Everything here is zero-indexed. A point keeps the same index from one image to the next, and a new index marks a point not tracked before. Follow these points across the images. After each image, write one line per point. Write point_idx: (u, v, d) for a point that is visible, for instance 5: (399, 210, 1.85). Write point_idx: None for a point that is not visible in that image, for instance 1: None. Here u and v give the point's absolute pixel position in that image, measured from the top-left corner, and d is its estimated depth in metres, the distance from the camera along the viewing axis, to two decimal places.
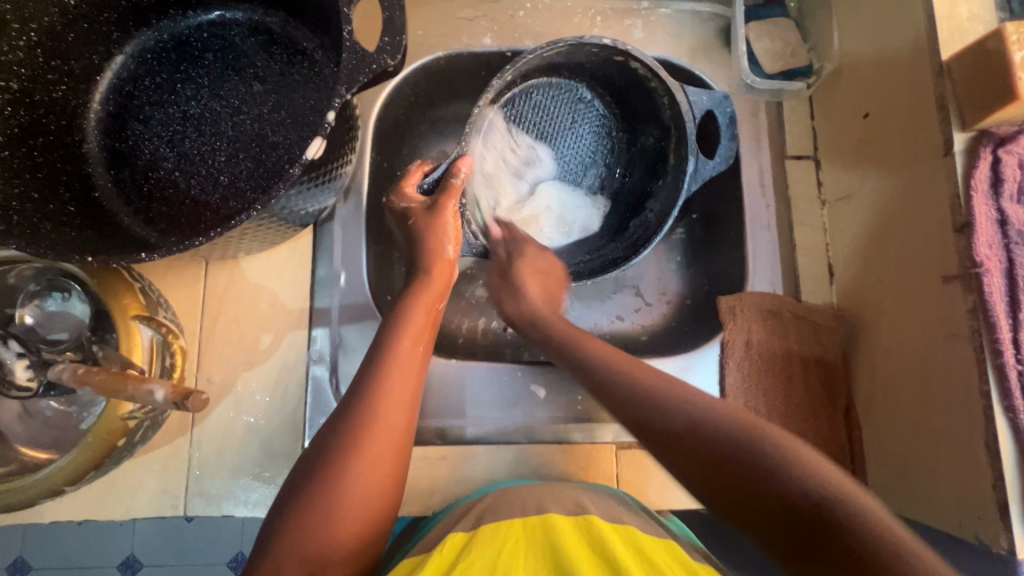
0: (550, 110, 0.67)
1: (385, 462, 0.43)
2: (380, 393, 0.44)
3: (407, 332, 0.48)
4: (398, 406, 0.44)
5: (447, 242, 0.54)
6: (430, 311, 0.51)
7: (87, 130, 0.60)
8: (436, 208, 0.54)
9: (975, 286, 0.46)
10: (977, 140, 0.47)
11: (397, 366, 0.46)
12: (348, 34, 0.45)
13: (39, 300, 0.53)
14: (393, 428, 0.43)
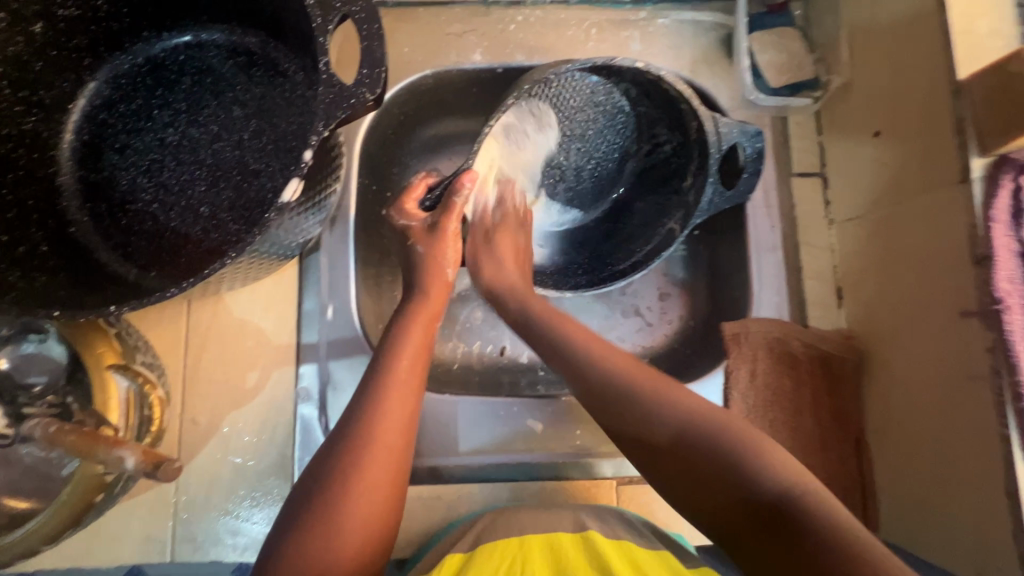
0: (573, 108, 0.61)
1: (381, 487, 0.40)
2: (377, 416, 0.42)
3: (406, 353, 0.46)
4: (394, 429, 0.42)
5: (447, 265, 0.52)
6: (427, 331, 0.49)
7: (62, 161, 0.58)
8: (437, 230, 0.52)
9: (994, 323, 0.43)
10: (997, 166, 0.44)
11: (394, 390, 0.44)
12: (323, 65, 0.42)
13: (14, 344, 0.51)
14: (389, 454, 0.41)
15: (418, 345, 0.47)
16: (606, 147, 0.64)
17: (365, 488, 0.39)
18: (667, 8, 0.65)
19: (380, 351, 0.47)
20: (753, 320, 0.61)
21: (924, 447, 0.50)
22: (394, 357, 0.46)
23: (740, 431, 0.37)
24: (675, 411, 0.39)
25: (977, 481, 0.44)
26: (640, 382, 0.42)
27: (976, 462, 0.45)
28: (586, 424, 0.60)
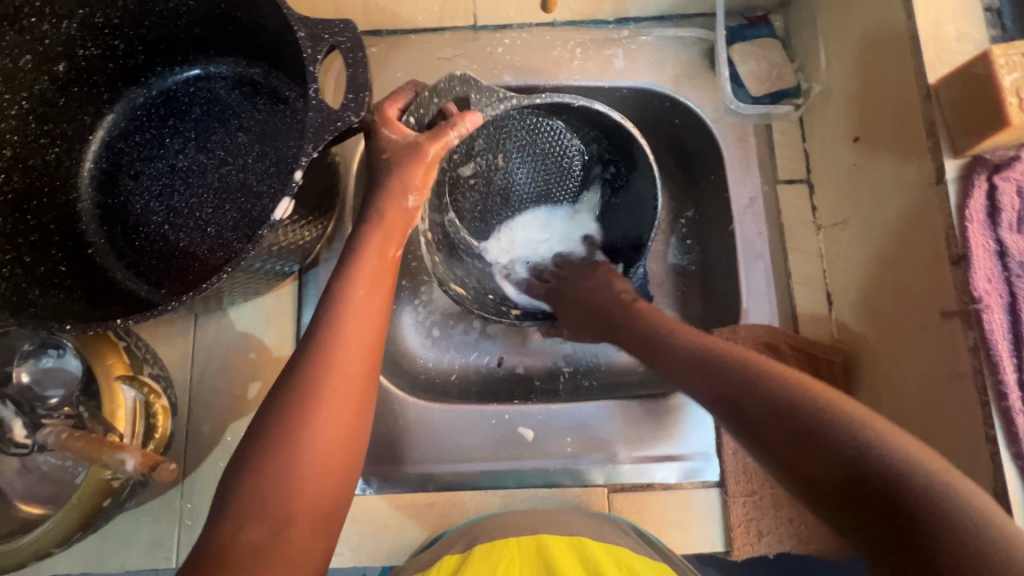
0: (526, 162, 0.65)
1: (343, 424, 0.39)
2: (335, 346, 0.41)
3: (364, 275, 0.44)
4: (355, 355, 0.41)
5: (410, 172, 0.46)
6: (383, 251, 0.46)
7: (82, 188, 0.62)
8: (411, 152, 0.46)
9: (974, 322, 0.43)
10: (971, 167, 0.45)
11: (359, 316, 0.42)
12: (313, 92, 0.45)
13: (34, 359, 0.55)
14: (351, 379, 0.40)
15: (385, 244, 0.46)
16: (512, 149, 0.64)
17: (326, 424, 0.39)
18: (649, 26, 0.67)
19: (334, 281, 0.44)
20: (743, 325, 0.61)
21: None
22: (354, 281, 0.43)
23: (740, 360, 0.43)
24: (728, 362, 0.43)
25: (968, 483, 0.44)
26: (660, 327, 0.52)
27: (966, 465, 0.44)
28: (578, 431, 0.60)
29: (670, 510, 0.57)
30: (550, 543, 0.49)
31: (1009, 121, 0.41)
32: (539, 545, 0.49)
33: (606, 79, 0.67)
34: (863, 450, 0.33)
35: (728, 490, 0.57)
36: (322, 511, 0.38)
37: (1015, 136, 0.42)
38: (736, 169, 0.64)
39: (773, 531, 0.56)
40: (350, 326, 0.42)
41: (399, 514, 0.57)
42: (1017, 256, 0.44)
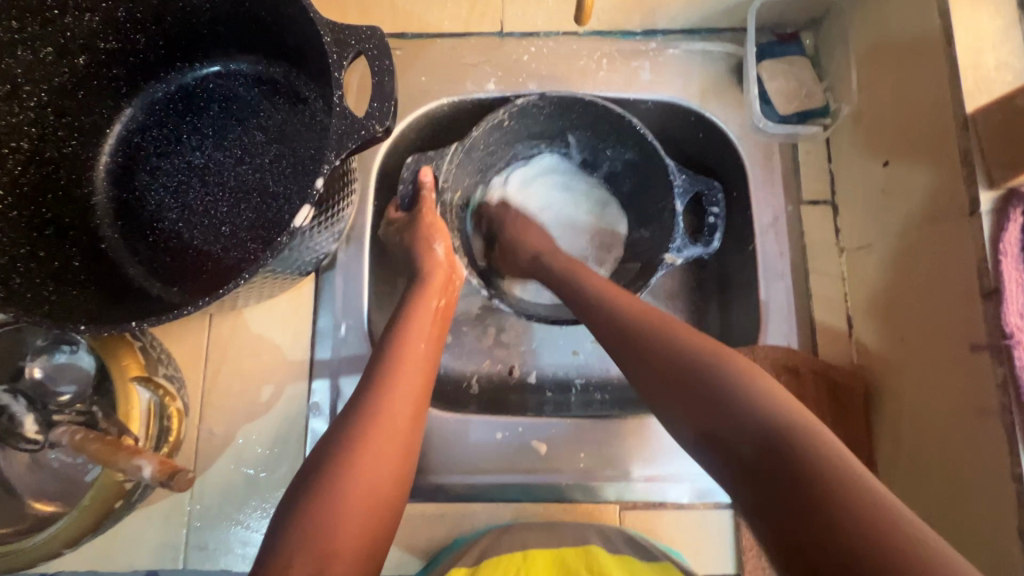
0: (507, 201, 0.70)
1: (391, 460, 0.41)
2: (387, 386, 0.44)
3: (415, 328, 0.50)
4: (404, 398, 0.44)
5: (435, 243, 0.56)
6: (430, 308, 0.52)
7: (97, 182, 0.61)
8: (416, 220, 0.58)
9: (1004, 358, 0.42)
10: (1007, 200, 0.44)
11: (408, 360, 0.47)
12: (337, 99, 0.45)
13: (48, 355, 0.55)
14: (400, 416, 0.43)
15: (430, 302, 0.53)
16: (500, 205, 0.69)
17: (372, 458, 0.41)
18: (677, 38, 0.67)
19: (387, 334, 0.49)
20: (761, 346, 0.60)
21: (936, 482, 0.49)
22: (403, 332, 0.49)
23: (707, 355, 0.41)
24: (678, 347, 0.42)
25: (989, 519, 0.43)
26: (662, 331, 0.45)
27: (989, 501, 0.43)
28: (592, 447, 0.59)
29: (681, 531, 0.57)
30: (570, 558, 0.50)
31: None
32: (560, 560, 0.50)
33: (632, 91, 0.66)
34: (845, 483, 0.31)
35: (740, 513, 0.56)
36: (368, 547, 0.39)
37: None
38: (760, 187, 0.64)
39: None
40: (403, 373, 0.46)
41: (409, 525, 0.57)
42: None
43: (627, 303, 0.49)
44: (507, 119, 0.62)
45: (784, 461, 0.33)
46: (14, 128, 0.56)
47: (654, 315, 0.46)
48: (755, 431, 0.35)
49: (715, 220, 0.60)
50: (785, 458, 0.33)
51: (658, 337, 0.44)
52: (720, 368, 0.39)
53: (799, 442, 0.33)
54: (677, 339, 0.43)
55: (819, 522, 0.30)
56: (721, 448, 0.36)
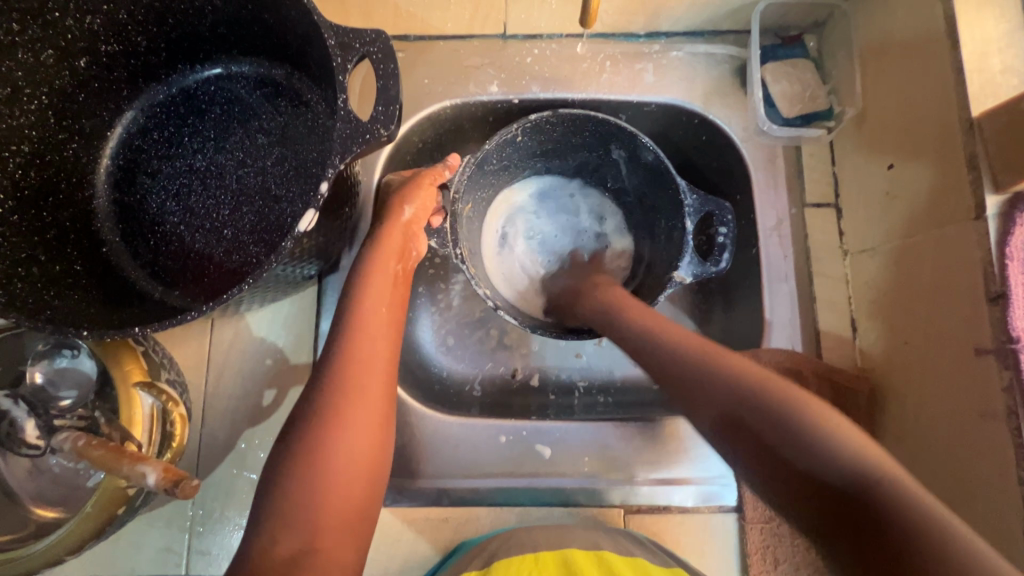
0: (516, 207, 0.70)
1: (367, 433, 0.43)
2: (354, 365, 0.45)
3: (375, 297, 0.49)
4: (370, 375, 0.45)
5: (407, 207, 0.53)
6: (390, 271, 0.51)
7: (98, 185, 0.61)
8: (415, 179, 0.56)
9: (1011, 362, 0.42)
10: (1012, 204, 0.44)
11: (371, 333, 0.47)
12: (343, 103, 0.44)
13: (48, 359, 0.54)
14: (373, 391, 0.44)
15: (391, 267, 0.51)
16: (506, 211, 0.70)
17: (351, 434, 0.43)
18: (680, 41, 0.67)
19: (346, 303, 0.49)
20: (765, 349, 0.60)
21: (940, 486, 0.49)
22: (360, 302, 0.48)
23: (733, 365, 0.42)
24: (707, 369, 0.43)
25: (995, 524, 0.44)
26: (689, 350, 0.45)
27: (996, 506, 0.43)
28: (596, 450, 0.59)
29: (685, 535, 0.57)
30: (575, 559, 0.49)
31: None
32: (564, 563, 0.49)
33: (636, 93, 0.66)
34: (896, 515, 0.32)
35: (745, 517, 0.56)
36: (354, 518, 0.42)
37: None
38: (763, 190, 0.64)
39: (789, 561, 0.56)
40: (366, 347, 0.46)
41: (412, 529, 0.56)
42: None
43: (655, 332, 0.49)
44: (519, 136, 0.61)
45: (839, 491, 0.34)
46: (15, 131, 0.55)
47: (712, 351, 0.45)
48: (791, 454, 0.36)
49: (725, 239, 0.58)
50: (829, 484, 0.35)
51: (711, 381, 0.42)
52: (812, 425, 0.36)
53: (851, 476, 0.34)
54: (734, 371, 0.42)
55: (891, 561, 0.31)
56: (779, 490, 0.37)
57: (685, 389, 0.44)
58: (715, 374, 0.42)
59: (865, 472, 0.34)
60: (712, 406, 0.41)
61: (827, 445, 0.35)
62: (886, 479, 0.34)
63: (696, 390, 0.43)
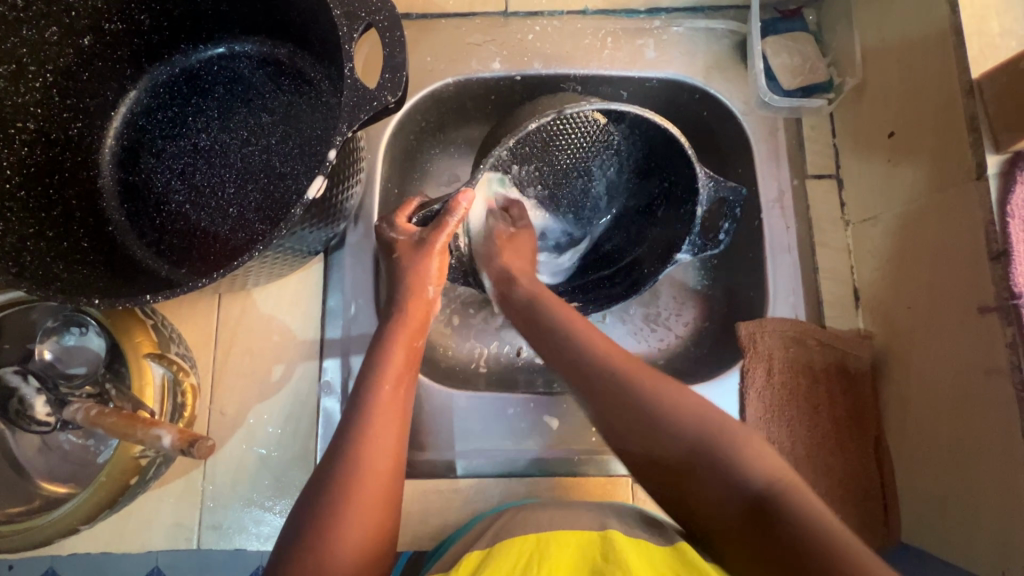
0: (557, 143, 0.62)
1: (375, 516, 0.42)
2: (361, 449, 0.43)
3: (390, 373, 0.47)
4: (385, 449, 0.44)
5: (429, 282, 0.52)
6: (409, 349, 0.50)
7: (103, 165, 0.61)
8: (427, 245, 0.52)
9: (1013, 318, 0.43)
10: (1012, 163, 0.45)
11: (384, 411, 0.45)
12: (349, 71, 0.45)
13: (57, 336, 0.54)
14: (382, 472, 0.43)
15: (410, 342, 0.50)
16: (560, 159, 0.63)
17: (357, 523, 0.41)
18: (681, 16, 0.67)
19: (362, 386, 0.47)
20: (769, 318, 0.61)
21: (945, 447, 0.49)
22: (378, 381, 0.46)
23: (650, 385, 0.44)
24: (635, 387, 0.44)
25: (1000, 480, 0.44)
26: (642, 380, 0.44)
27: (1001, 463, 0.44)
28: None
29: None
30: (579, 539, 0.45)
31: None
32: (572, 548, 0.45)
33: (637, 69, 0.66)
34: (805, 522, 0.36)
35: None
36: None
37: None
38: (765, 163, 0.64)
39: None
40: (380, 436, 0.44)
41: (422, 501, 0.57)
42: None
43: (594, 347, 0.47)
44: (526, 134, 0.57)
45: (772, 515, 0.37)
46: (21, 108, 0.55)
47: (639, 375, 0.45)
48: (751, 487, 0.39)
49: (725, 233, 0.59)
50: (773, 515, 0.37)
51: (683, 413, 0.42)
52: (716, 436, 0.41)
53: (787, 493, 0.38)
54: (672, 404, 0.43)
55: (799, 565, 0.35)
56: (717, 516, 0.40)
57: (649, 421, 0.43)
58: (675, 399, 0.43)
59: (794, 505, 0.37)
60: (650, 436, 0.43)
61: (754, 475, 0.39)
62: (789, 500, 0.38)
63: (658, 420, 0.43)
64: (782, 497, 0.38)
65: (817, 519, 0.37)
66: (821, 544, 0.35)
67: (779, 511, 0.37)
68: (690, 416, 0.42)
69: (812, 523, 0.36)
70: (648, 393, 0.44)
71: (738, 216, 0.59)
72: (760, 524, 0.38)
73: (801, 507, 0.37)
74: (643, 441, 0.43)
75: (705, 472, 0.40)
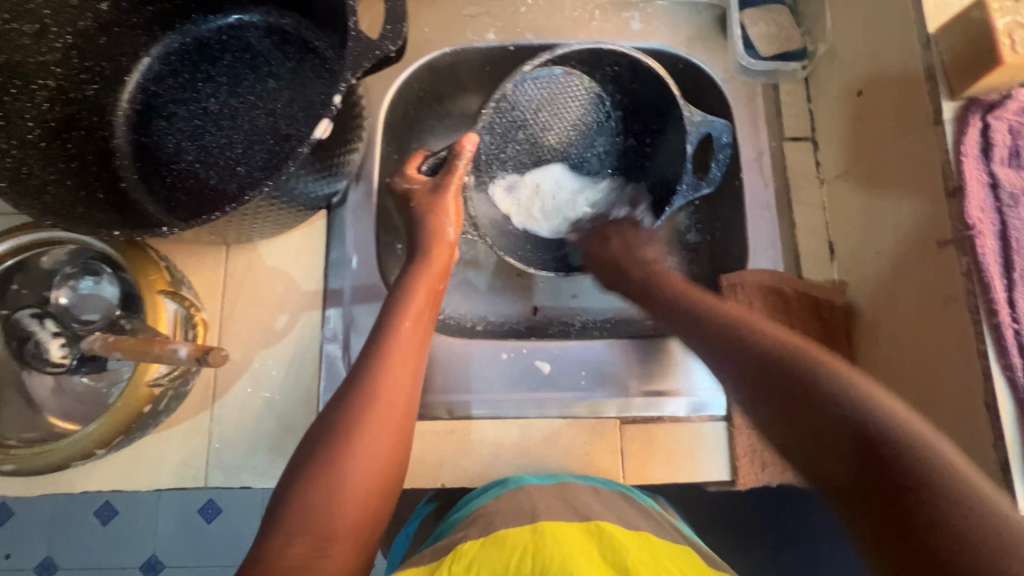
0: (543, 112, 0.70)
1: (389, 440, 0.45)
2: (381, 375, 0.46)
3: (410, 311, 0.52)
4: (406, 373, 0.48)
5: (448, 223, 0.58)
6: (431, 290, 0.55)
7: (117, 126, 0.64)
8: (440, 188, 0.58)
9: (968, 248, 0.46)
10: (966, 108, 0.49)
11: (404, 342, 0.49)
12: (353, 24, 0.48)
13: (74, 282, 0.57)
14: (398, 402, 0.46)
15: (432, 283, 0.55)
16: (545, 129, 0.71)
17: (371, 444, 0.44)
18: None
19: (383, 321, 0.51)
20: (748, 270, 0.64)
21: (911, 379, 0.53)
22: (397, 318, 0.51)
23: (800, 348, 0.45)
24: (775, 352, 0.46)
25: (959, 400, 0.47)
26: (781, 345, 0.46)
27: (960, 385, 0.47)
28: (592, 366, 0.63)
29: (677, 443, 0.60)
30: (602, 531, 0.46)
31: (1001, 60, 0.44)
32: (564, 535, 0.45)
33: (623, 39, 0.70)
34: (916, 461, 0.36)
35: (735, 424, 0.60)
36: (357, 536, 0.41)
37: (1005, 77, 0.46)
38: (744, 126, 0.68)
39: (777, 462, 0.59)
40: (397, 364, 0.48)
41: (420, 441, 0.59)
42: (1009, 187, 0.47)
43: (736, 319, 0.50)
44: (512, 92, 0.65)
45: (898, 471, 0.36)
46: (42, 67, 0.58)
47: (753, 321, 0.49)
48: (878, 429, 0.38)
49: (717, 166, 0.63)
50: (891, 464, 0.36)
51: (817, 370, 0.43)
52: (861, 399, 0.40)
53: (902, 440, 0.37)
54: (788, 342, 0.46)
55: (906, 528, 0.34)
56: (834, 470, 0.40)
57: (742, 339, 0.48)
58: (831, 378, 0.42)
59: (900, 435, 0.37)
60: (764, 372, 0.45)
61: (887, 428, 0.38)
62: (928, 452, 0.36)
63: (744, 348, 0.47)
64: (886, 409, 0.39)
65: (959, 473, 0.35)
66: (945, 510, 0.33)
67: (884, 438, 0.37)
68: (847, 386, 0.41)
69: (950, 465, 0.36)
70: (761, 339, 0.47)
71: (727, 147, 0.63)
72: (866, 451, 0.38)
73: (905, 433, 0.37)
74: (779, 373, 0.44)
75: (828, 412, 0.40)
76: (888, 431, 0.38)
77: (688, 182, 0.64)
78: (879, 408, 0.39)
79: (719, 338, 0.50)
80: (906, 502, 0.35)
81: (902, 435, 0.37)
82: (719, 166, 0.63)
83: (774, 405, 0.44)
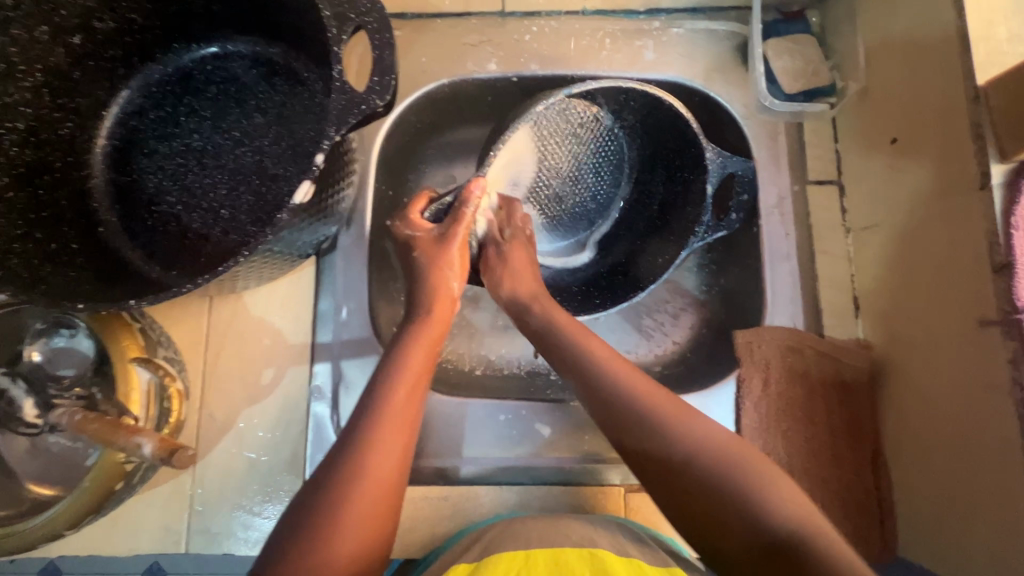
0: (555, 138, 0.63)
1: (371, 533, 0.39)
2: (365, 460, 0.40)
3: (403, 381, 0.45)
4: (394, 455, 0.42)
5: (452, 277, 0.52)
6: (429, 352, 0.48)
7: (95, 165, 0.61)
8: (446, 238, 0.52)
9: (1015, 333, 0.42)
10: (1018, 172, 0.43)
11: (395, 417, 0.43)
12: (337, 74, 0.44)
13: (47, 337, 0.54)
14: (382, 492, 0.40)
15: (431, 345, 0.49)
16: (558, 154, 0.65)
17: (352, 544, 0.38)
18: (681, 17, 0.66)
19: (372, 391, 0.44)
20: (766, 327, 0.60)
21: (945, 463, 0.48)
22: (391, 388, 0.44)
23: (651, 402, 0.43)
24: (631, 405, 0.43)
25: (998, 495, 0.43)
26: (653, 400, 0.43)
27: (997, 480, 0.43)
28: (595, 430, 0.59)
29: None
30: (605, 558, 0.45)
31: None
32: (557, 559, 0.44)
33: (635, 71, 0.65)
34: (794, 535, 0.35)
35: None
36: None
37: None
38: (765, 168, 0.63)
39: None
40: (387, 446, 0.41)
41: (412, 507, 0.56)
42: None
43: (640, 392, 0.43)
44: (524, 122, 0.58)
45: (793, 552, 0.34)
46: (10, 108, 0.54)
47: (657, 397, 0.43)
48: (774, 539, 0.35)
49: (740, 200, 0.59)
50: (779, 551, 0.35)
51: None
52: (754, 494, 0.37)
53: (802, 538, 0.34)
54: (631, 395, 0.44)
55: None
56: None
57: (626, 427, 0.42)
58: (674, 429, 0.41)
59: (738, 492, 0.37)
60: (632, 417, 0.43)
61: (775, 512, 0.36)
62: (808, 549, 0.34)
63: (624, 411, 0.43)
64: (781, 517, 0.36)
65: (822, 538, 0.34)
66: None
67: (802, 554, 0.34)
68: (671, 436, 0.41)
69: (782, 531, 0.35)
70: (648, 413, 0.42)
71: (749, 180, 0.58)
72: (775, 559, 0.34)
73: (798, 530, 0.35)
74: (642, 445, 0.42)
75: (725, 516, 0.37)
76: (783, 530, 0.35)
77: (711, 220, 0.59)
78: (817, 531, 0.35)
79: (611, 418, 0.43)
80: (805, 568, 0.33)
81: (804, 527, 0.35)
82: (739, 205, 0.59)
83: (671, 491, 0.40)
